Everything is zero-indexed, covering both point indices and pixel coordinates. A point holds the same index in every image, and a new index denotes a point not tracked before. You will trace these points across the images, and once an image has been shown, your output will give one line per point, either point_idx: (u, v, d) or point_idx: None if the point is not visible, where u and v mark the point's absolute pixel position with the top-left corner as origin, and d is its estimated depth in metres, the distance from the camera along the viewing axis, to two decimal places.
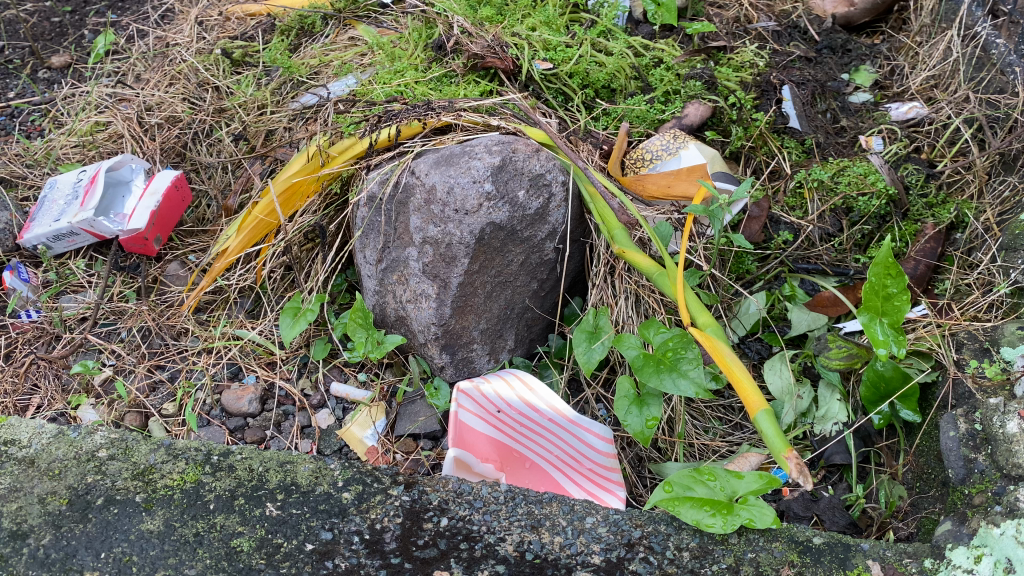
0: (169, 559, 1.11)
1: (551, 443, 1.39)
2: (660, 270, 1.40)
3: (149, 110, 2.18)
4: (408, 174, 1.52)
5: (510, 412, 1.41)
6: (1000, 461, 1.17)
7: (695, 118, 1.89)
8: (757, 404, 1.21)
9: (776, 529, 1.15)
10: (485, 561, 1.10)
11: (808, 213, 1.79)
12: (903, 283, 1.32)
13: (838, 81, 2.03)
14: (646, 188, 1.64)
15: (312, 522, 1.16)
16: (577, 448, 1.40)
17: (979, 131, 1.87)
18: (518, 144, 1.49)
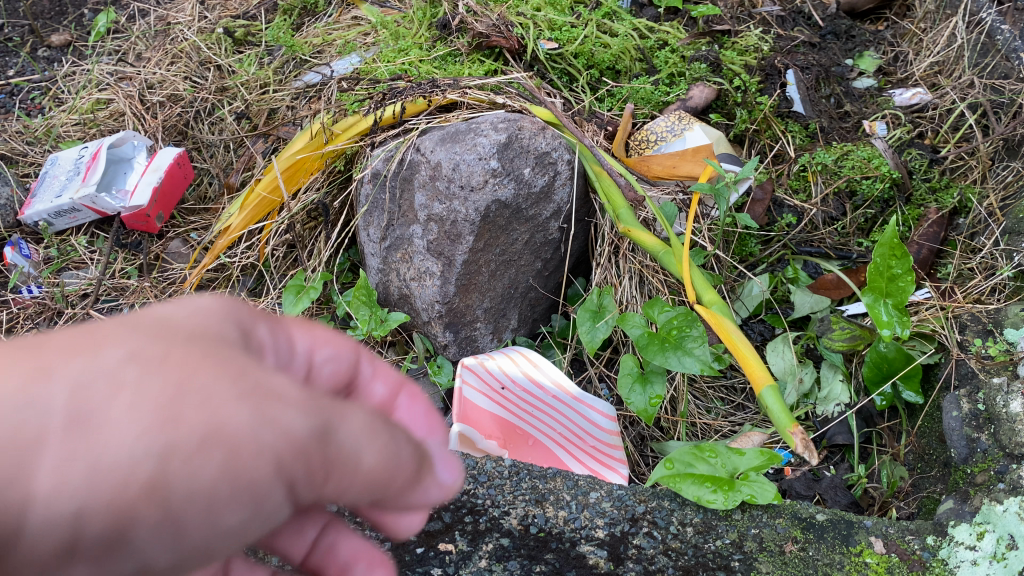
0: None
1: (555, 419, 1.40)
2: (666, 249, 1.39)
3: (151, 88, 2.17)
4: (413, 151, 1.52)
5: (514, 388, 1.42)
6: (1003, 440, 1.18)
7: (701, 101, 1.89)
8: (763, 380, 1.21)
9: (780, 506, 1.15)
10: (489, 534, 1.11)
11: (812, 195, 1.79)
12: (907, 263, 1.33)
13: (842, 65, 2.02)
14: (652, 169, 1.65)
15: None
16: (581, 425, 1.41)
17: (984, 117, 1.86)
18: (524, 121, 1.48)
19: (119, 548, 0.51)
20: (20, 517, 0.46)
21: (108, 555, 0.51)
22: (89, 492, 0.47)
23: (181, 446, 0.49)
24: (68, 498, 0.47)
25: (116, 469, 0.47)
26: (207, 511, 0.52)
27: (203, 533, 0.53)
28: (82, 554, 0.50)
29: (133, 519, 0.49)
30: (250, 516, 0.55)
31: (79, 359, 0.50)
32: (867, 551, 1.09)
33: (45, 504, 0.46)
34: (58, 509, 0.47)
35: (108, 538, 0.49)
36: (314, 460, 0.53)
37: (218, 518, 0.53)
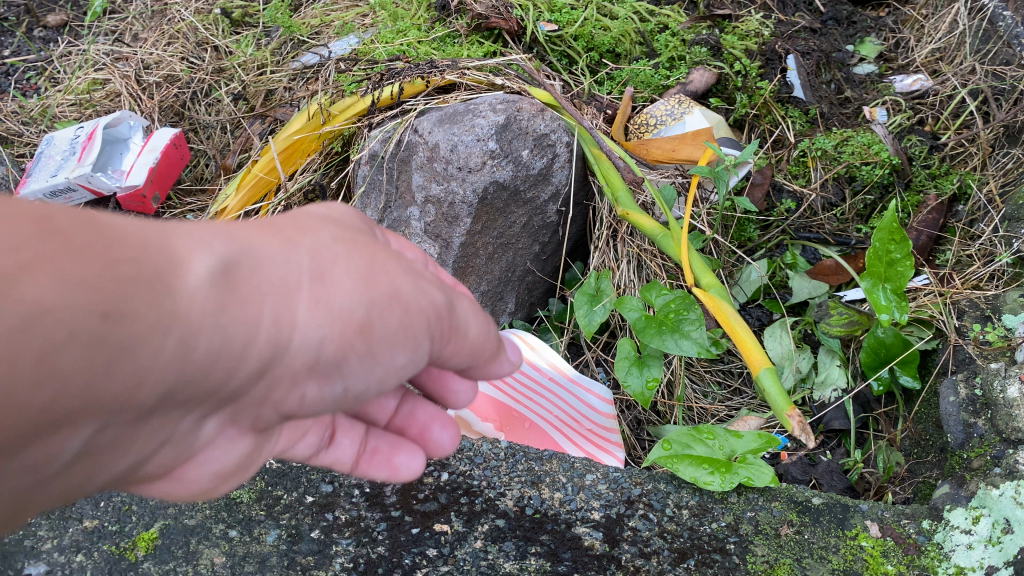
0: (168, 508, 1.10)
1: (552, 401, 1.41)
2: (664, 232, 1.39)
3: (148, 69, 2.16)
4: (411, 132, 1.51)
5: (511, 370, 1.44)
6: (1000, 425, 1.17)
7: (701, 85, 1.88)
8: (760, 361, 1.21)
9: (776, 489, 1.15)
10: (485, 515, 1.11)
11: (811, 181, 1.78)
12: (907, 248, 1.33)
13: (842, 52, 2.02)
14: (651, 152, 1.64)
15: (313, 475, 1.15)
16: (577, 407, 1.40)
17: (984, 103, 1.86)
18: (523, 103, 1.47)
19: (331, 379, 0.67)
20: (285, 339, 0.62)
21: (324, 380, 0.68)
22: (328, 326, 0.63)
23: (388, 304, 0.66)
24: (316, 324, 0.63)
25: (349, 306, 0.64)
26: (392, 348, 0.68)
27: (382, 376, 0.70)
28: (309, 377, 0.66)
29: (351, 351, 0.65)
30: (413, 360, 0.71)
31: (307, 238, 0.67)
32: (862, 535, 1.10)
33: (303, 330, 0.62)
34: (308, 334, 0.62)
35: (331, 366, 0.66)
36: (453, 321, 0.74)
37: (399, 357, 0.69)
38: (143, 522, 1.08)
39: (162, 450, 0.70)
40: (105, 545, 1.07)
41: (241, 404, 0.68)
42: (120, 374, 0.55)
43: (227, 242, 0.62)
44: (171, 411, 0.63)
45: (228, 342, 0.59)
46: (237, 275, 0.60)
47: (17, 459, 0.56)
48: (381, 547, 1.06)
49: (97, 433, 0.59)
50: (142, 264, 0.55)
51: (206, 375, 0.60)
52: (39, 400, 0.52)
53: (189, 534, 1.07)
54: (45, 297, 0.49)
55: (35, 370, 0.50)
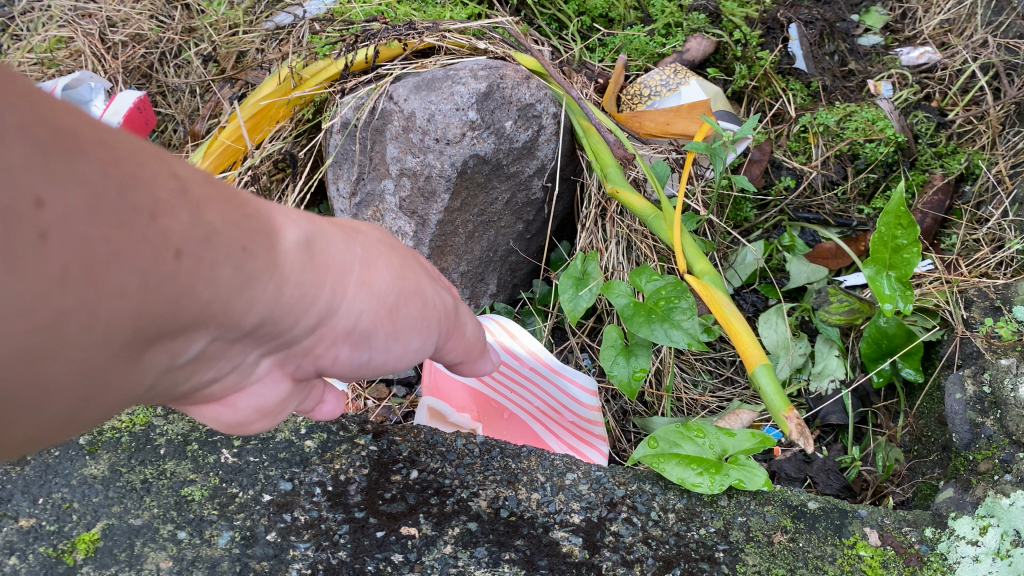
0: (112, 507, 1.02)
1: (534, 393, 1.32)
2: (656, 213, 1.29)
3: (113, 27, 2.02)
4: (385, 99, 1.40)
5: None
6: (1010, 426, 1.09)
7: (698, 54, 1.78)
8: (756, 357, 1.12)
9: (768, 492, 1.07)
10: (456, 517, 1.03)
11: (812, 158, 1.69)
12: (913, 234, 1.23)
13: (846, 21, 1.90)
14: (644, 125, 1.54)
15: (271, 471, 1.07)
16: (560, 399, 1.30)
17: (995, 78, 1.76)
18: (506, 70, 1.37)
19: (360, 346, 0.75)
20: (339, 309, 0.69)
21: (354, 347, 0.75)
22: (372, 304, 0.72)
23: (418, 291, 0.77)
24: (360, 298, 0.70)
25: (386, 290, 0.73)
26: (412, 333, 0.78)
27: (397, 354, 0.79)
28: (343, 341, 0.73)
29: (380, 327, 0.74)
30: (420, 346, 0.80)
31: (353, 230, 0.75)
32: (861, 543, 1.02)
33: (349, 301, 0.70)
34: (353, 306, 0.70)
35: (363, 336, 0.74)
36: (453, 321, 0.84)
37: (412, 341, 0.78)
38: (83, 522, 1.00)
39: (226, 381, 0.71)
40: (41, 547, 0.97)
41: (292, 353, 0.72)
42: (247, 296, 0.60)
43: (307, 219, 0.69)
44: (250, 344, 0.67)
45: (307, 298, 0.65)
46: (318, 246, 0.67)
47: (155, 358, 0.58)
48: (343, 553, 0.98)
49: (207, 345, 0.62)
50: (257, 217, 0.62)
51: (288, 316, 0.65)
52: (201, 301, 0.56)
53: (133, 536, 0.99)
54: (215, 224, 0.56)
55: (206, 276, 0.55)
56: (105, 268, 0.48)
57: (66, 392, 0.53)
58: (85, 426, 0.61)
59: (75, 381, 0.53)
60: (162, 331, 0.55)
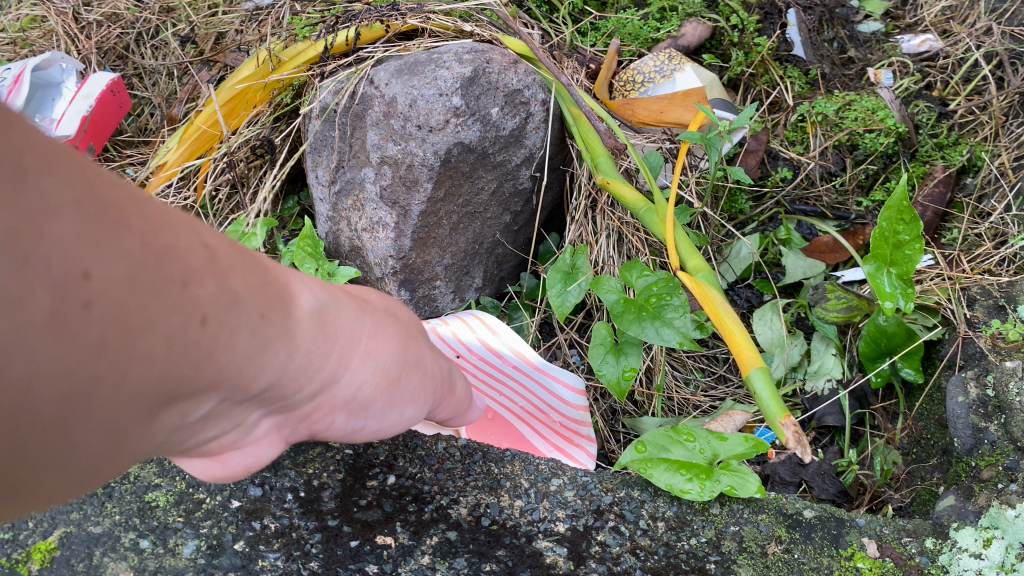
0: (71, 513, 0.97)
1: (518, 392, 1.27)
2: (648, 206, 1.24)
3: (88, 5, 1.94)
4: (366, 83, 1.34)
5: (470, 357, 1.29)
6: (1015, 432, 1.05)
7: (693, 39, 1.72)
8: (751, 360, 1.07)
9: (762, 500, 1.02)
10: (434, 526, 0.98)
11: (809, 148, 1.64)
12: (916, 229, 1.18)
13: (846, 7, 1.84)
14: (637, 113, 1.48)
15: (240, 475, 1.01)
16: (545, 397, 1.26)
17: (999, 68, 1.71)
18: (493, 54, 1.30)
19: (358, 415, 0.74)
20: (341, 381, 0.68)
21: (352, 414, 0.74)
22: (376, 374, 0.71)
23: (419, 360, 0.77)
24: (364, 370, 0.70)
25: (391, 361, 0.72)
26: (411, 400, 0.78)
27: (392, 421, 0.79)
28: (341, 410, 0.72)
29: (380, 397, 0.73)
30: (415, 413, 0.80)
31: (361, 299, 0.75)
32: (859, 555, 0.97)
33: (354, 371, 0.69)
34: (356, 376, 0.69)
35: (361, 406, 0.73)
36: (447, 387, 0.85)
37: (408, 408, 0.78)
38: (40, 529, 0.95)
39: (226, 440, 0.69)
40: None
41: (293, 418, 0.71)
42: (262, 364, 0.59)
43: (321, 288, 0.68)
44: (254, 409, 0.65)
45: (315, 367, 0.65)
46: (330, 314, 0.67)
47: (166, 422, 0.57)
48: (314, 563, 0.93)
49: (215, 410, 0.61)
50: (275, 285, 0.62)
51: (295, 385, 0.64)
52: (217, 368, 0.55)
53: (93, 545, 0.94)
54: (238, 291, 0.56)
55: (226, 342, 0.55)
56: (136, 334, 0.48)
57: (78, 454, 0.52)
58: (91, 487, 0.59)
59: (83, 445, 0.51)
60: (178, 395, 0.54)
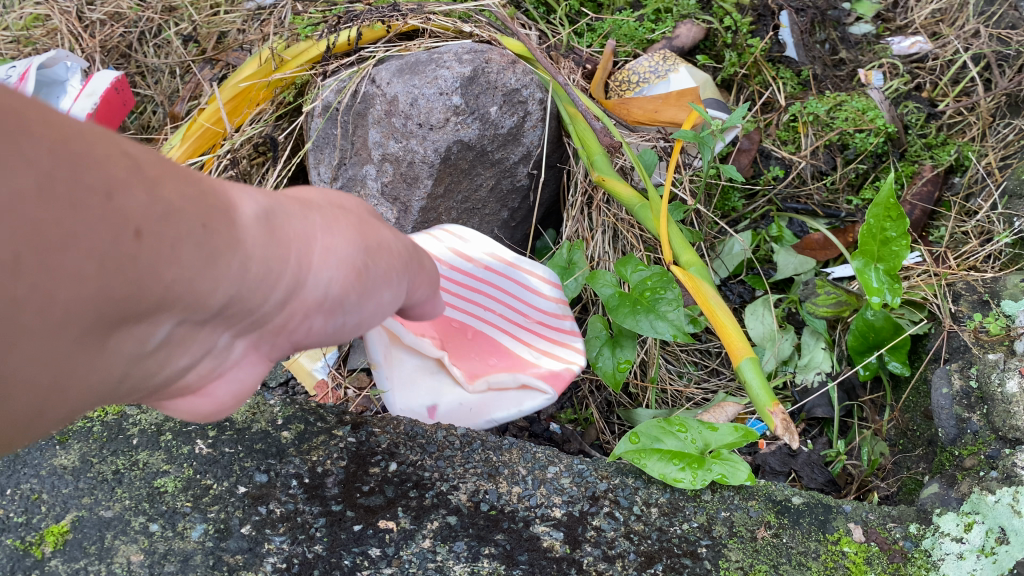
0: (83, 498, 1.00)
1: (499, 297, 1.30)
2: (642, 202, 1.27)
3: (91, 4, 1.97)
4: (368, 82, 1.38)
5: (443, 268, 1.27)
6: (997, 422, 1.08)
7: (687, 40, 1.76)
8: (742, 351, 1.11)
9: (752, 487, 1.06)
10: (435, 511, 1.01)
11: (801, 147, 1.67)
12: (903, 226, 1.21)
13: (838, 9, 1.87)
14: (632, 112, 1.51)
15: (247, 463, 1.05)
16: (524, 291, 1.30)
17: (986, 70, 1.74)
18: (492, 53, 1.34)
19: (335, 315, 0.73)
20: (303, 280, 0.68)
21: (329, 317, 0.73)
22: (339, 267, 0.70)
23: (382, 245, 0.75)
24: (328, 267, 0.69)
25: (353, 252, 0.72)
26: (385, 287, 0.76)
27: (371, 311, 0.77)
28: (318, 314, 0.72)
29: (353, 290, 0.72)
30: (396, 297, 0.79)
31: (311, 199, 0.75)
32: (844, 539, 1.01)
33: (317, 270, 0.68)
34: (321, 275, 0.69)
35: (336, 304, 0.72)
36: (421, 264, 0.84)
37: (386, 294, 0.77)
38: (52, 514, 0.98)
39: (202, 366, 0.71)
40: (7, 539, 0.95)
41: (266, 333, 0.72)
42: (212, 276, 0.60)
43: (261, 193, 0.68)
44: (219, 327, 0.67)
45: (270, 270, 0.65)
46: (276, 217, 0.67)
47: (123, 340, 0.59)
48: (319, 547, 0.96)
49: (174, 330, 0.63)
50: (212, 193, 0.62)
51: (256, 295, 0.65)
52: (163, 284, 0.56)
53: (104, 529, 0.97)
54: (171, 201, 0.56)
55: (167, 257, 0.55)
56: (58, 249, 0.49)
57: (34, 376, 0.54)
58: (64, 419, 0.62)
59: (32, 367, 0.53)
60: (126, 315, 0.56)
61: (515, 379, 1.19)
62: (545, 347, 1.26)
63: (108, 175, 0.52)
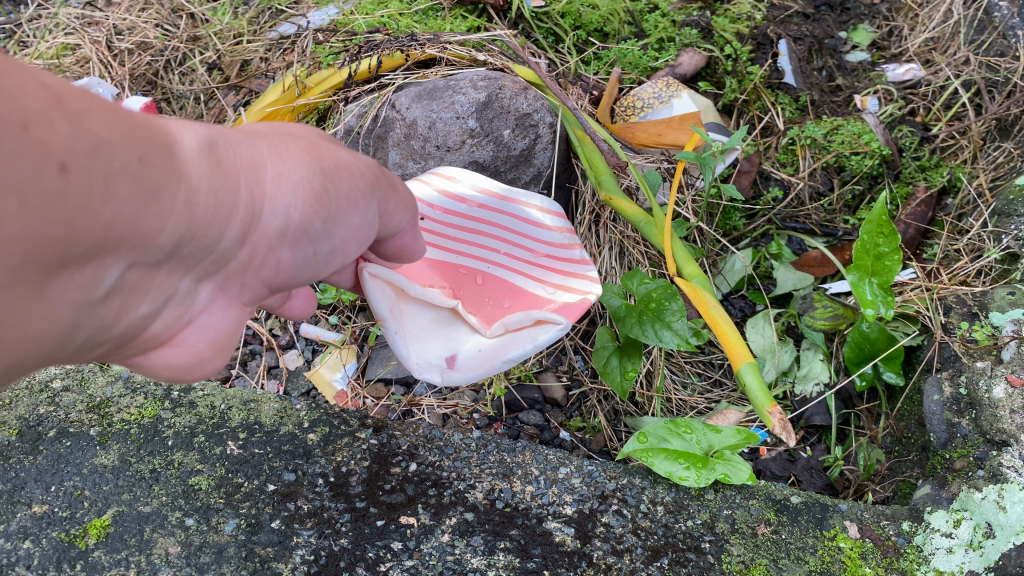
0: (122, 494, 1.06)
1: (499, 235, 1.27)
2: (647, 218, 1.34)
3: (120, 35, 2.06)
4: (388, 107, 1.47)
5: (435, 215, 1.26)
6: (985, 426, 1.14)
7: (690, 68, 1.84)
8: (741, 356, 1.19)
9: (753, 487, 1.12)
10: (453, 508, 1.07)
11: (799, 170, 1.74)
12: (895, 242, 1.29)
13: (835, 38, 1.96)
14: (636, 136, 1.60)
15: (275, 462, 1.11)
16: (523, 225, 1.28)
17: (977, 95, 1.81)
18: (505, 80, 1.43)
19: (301, 245, 0.75)
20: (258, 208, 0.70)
21: (295, 247, 0.75)
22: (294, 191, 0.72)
23: (339, 166, 0.78)
24: (282, 194, 0.71)
25: (306, 175, 0.74)
26: (348, 207, 0.78)
27: (341, 236, 0.79)
28: (282, 244, 0.74)
29: (315, 214, 0.74)
30: (364, 220, 0.81)
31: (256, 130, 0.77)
32: (841, 536, 1.06)
33: (271, 199, 0.71)
34: (276, 204, 0.71)
35: (300, 232, 0.74)
36: (388, 186, 0.86)
37: (352, 217, 0.79)
38: (95, 508, 1.04)
39: (166, 313, 0.72)
40: (53, 532, 1.01)
41: (230, 271, 0.74)
42: (157, 211, 0.61)
43: (203, 127, 0.70)
44: (176, 268, 0.68)
45: (221, 203, 0.66)
46: (220, 148, 0.69)
47: (68, 285, 0.60)
48: (344, 540, 1.02)
49: (125, 274, 0.64)
50: (150, 128, 0.64)
51: (209, 229, 0.67)
52: (101, 221, 0.57)
53: (144, 523, 1.03)
54: (101, 133, 0.57)
55: (102, 191, 0.57)
56: None
57: None
58: (20, 367, 0.64)
59: None
60: (66, 257, 0.57)
61: (529, 315, 1.09)
62: (556, 283, 1.21)
63: (22, 109, 0.52)
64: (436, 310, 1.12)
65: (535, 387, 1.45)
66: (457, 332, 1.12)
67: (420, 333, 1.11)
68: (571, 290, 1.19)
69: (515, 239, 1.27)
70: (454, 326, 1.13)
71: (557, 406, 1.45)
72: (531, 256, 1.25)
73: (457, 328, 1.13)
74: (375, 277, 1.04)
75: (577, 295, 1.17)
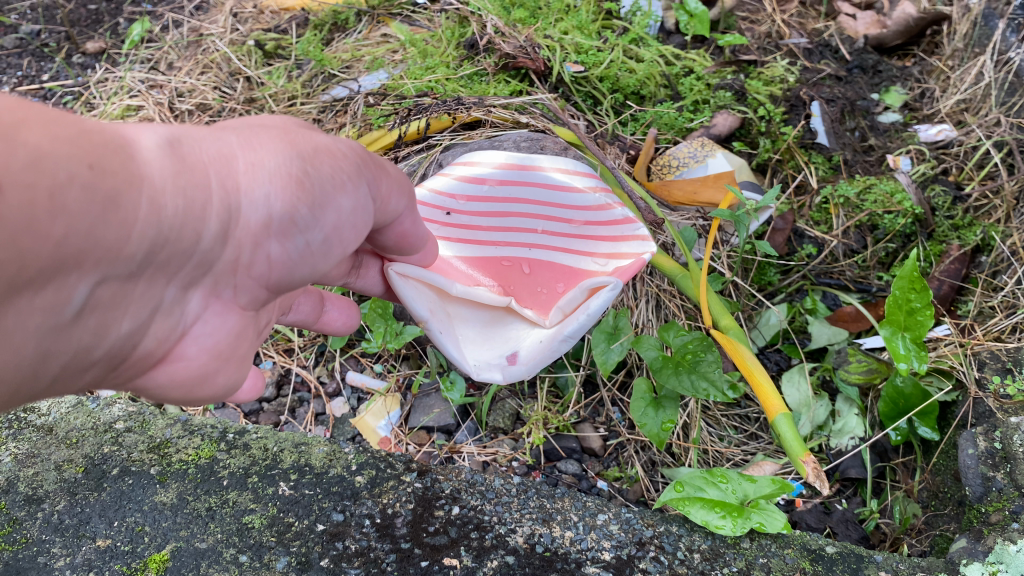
0: (180, 531, 1.11)
1: (533, 211, 1.36)
2: (683, 272, 1.40)
3: (181, 96, 2.19)
4: (435, 167, 1.58)
5: (462, 209, 1.37)
6: (1020, 480, 1.16)
7: (724, 128, 1.92)
8: (776, 408, 1.23)
9: (789, 537, 1.14)
10: (495, 551, 1.10)
11: (833, 228, 1.79)
12: (926, 298, 1.33)
13: (867, 100, 2.01)
14: (672, 194, 1.68)
15: (324, 503, 1.16)
16: (551, 191, 1.36)
17: (1009, 155, 1.83)
18: (546, 141, 1.53)
19: (289, 235, 0.84)
20: (235, 202, 0.78)
21: (283, 238, 0.84)
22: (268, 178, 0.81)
23: (317, 153, 0.87)
24: (258, 184, 0.80)
25: (282, 163, 0.83)
26: (331, 192, 0.86)
27: (333, 222, 0.87)
28: (268, 237, 0.82)
29: (297, 200, 0.82)
30: (354, 203, 0.89)
31: (231, 126, 0.86)
32: None
33: (247, 191, 0.79)
34: (254, 195, 0.80)
35: (286, 222, 0.83)
36: (375, 169, 0.94)
37: (341, 200, 0.87)
38: (154, 543, 1.10)
39: (155, 327, 0.81)
40: (116, 565, 1.07)
41: (218, 274, 0.82)
42: (116, 220, 0.69)
43: (166, 129, 0.80)
44: (156, 277, 0.76)
45: (189, 203, 0.75)
46: (184, 147, 0.78)
47: (30, 308, 0.68)
48: None
49: (96, 291, 0.72)
50: (106, 139, 0.72)
51: (183, 232, 0.75)
52: (53, 237, 0.65)
53: (200, 558, 1.08)
54: (40, 145, 0.65)
55: (48, 209, 0.64)
56: None
57: None
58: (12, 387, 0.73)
59: None
60: (28, 277, 0.65)
61: (581, 289, 1.18)
62: (608, 252, 1.28)
63: None
64: (489, 313, 1.25)
65: (573, 436, 1.49)
66: (517, 328, 1.24)
67: (471, 333, 1.24)
68: (624, 256, 1.24)
69: (550, 213, 1.36)
70: (513, 324, 1.25)
71: (595, 456, 1.47)
72: (572, 227, 1.34)
73: (516, 324, 1.25)
74: (405, 276, 1.18)
75: (630, 258, 1.22)
